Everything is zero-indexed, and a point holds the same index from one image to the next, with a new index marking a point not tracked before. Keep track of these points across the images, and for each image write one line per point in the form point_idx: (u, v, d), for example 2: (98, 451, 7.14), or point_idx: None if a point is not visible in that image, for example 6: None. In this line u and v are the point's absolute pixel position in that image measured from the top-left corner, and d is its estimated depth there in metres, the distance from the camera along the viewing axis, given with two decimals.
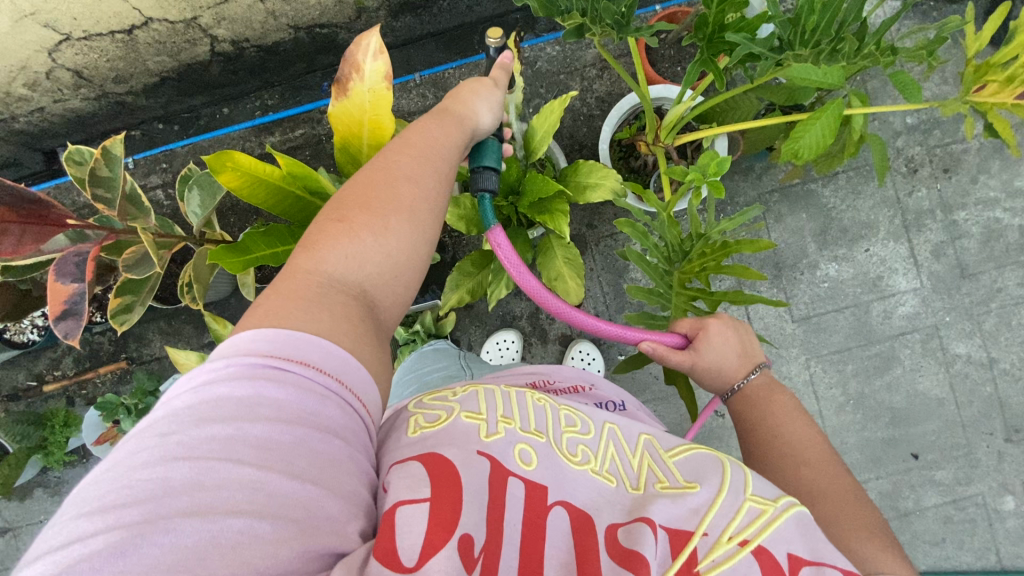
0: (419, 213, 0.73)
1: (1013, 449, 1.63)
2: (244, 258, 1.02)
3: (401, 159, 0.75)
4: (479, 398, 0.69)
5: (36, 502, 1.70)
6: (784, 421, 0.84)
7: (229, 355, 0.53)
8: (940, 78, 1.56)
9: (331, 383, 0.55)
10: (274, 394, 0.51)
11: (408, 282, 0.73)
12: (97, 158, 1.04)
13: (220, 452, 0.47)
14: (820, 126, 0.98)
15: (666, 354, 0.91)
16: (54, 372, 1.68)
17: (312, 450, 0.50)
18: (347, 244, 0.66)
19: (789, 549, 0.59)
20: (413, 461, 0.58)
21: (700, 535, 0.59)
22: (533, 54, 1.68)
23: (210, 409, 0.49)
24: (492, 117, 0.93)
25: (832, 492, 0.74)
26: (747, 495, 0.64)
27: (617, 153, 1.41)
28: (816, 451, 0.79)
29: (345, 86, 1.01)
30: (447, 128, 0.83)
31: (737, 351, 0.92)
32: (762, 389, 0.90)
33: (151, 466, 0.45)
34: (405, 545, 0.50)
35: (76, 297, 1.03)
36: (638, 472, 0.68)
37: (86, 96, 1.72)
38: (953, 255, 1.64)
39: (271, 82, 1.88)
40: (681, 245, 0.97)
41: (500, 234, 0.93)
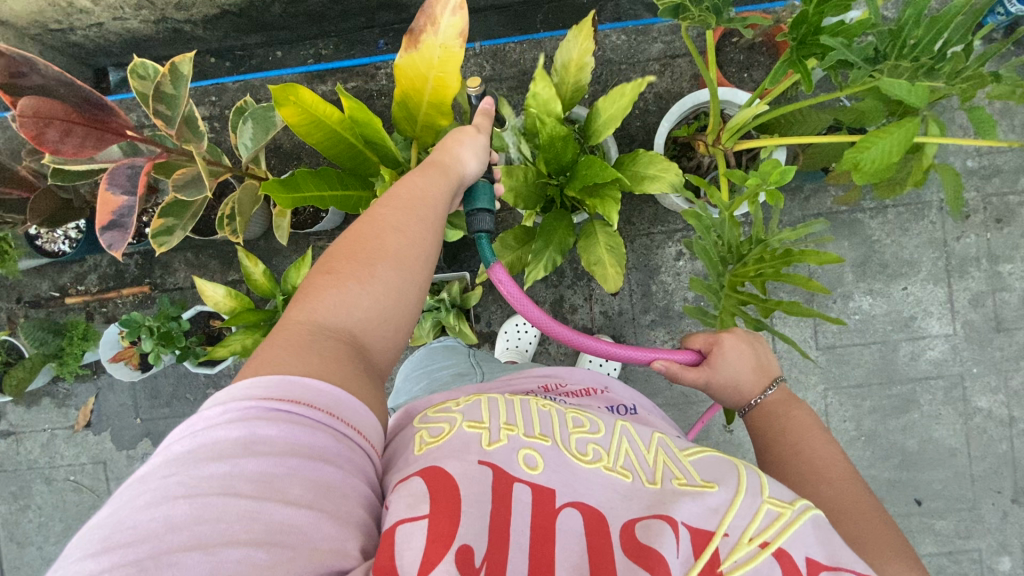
0: (408, 259, 0.74)
1: (1018, 510, 1.60)
2: (293, 195, 1.02)
3: (388, 210, 0.77)
4: (482, 407, 0.68)
5: (43, 411, 1.72)
6: (804, 438, 0.81)
7: (221, 401, 0.54)
8: (1011, 124, 1.51)
9: (321, 417, 0.56)
10: (269, 432, 0.52)
11: (400, 325, 0.73)
12: (164, 73, 1.02)
13: (218, 488, 0.48)
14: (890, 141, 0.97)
15: (680, 373, 0.92)
16: (77, 287, 1.69)
17: (306, 479, 0.51)
18: (336, 291, 0.69)
19: (807, 552, 0.57)
20: (414, 477, 0.58)
21: (720, 536, 0.57)
22: (599, 40, 1.64)
23: (206, 450, 0.50)
24: (478, 164, 0.95)
25: (854, 509, 0.71)
26: (764, 497, 0.61)
27: (671, 151, 1.38)
28: (838, 469, 0.76)
29: (418, 37, 0.99)
30: (430, 178, 0.85)
31: (752, 365, 0.91)
32: (781, 404, 0.88)
33: (153, 506, 0.46)
34: (404, 562, 0.49)
35: (125, 210, 1.02)
36: (654, 467, 0.67)
37: (145, 18, 1.71)
38: (991, 306, 1.61)
39: (327, 32, 1.88)
40: (738, 248, 0.96)
41: (501, 270, 0.92)
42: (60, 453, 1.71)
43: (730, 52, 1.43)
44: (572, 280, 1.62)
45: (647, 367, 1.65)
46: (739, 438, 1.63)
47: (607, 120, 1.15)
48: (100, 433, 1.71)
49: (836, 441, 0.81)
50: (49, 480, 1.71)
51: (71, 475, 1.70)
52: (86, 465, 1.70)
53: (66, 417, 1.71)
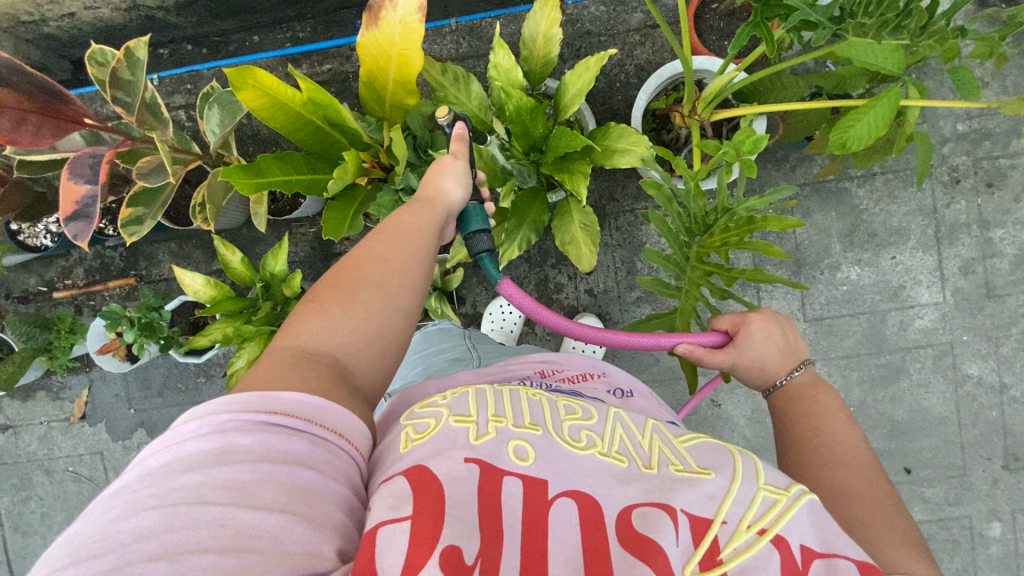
0: (391, 286, 0.73)
1: (1009, 477, 1.60)
2: (256, 180, 1.00)
3: (374, 243, 0.77)
4: (469, 400, 0.66)
5: (38, 404, 1.74)
6: (827, 421, 0.80)
7: (198, 414, 0.52)
8: (1002, 85, 1.46)
9: (297, 424, 0.55)
10: (244, 441, 0.51)
11: (385, 352, 0.71)
12: (119, 59, 1.01)
13: (189, 498, 0.46)
14: (875, 115, 0.94)
15: (705, 356, 0.90)
16: (65, 281, 1.70)
17: (280, 484, 0.50)
18: (317, 318, 0.67)
19: (802, 539, 0.57)
20: (398, 477, 0.56)
21: (718, 523, 0.57)
22: (577, 12, 1.60)
23: (177, 464, 0.49)
24: (462, 189, 0.94)
25: (868, 494, 0.69)
26: (759, 484, 0.61)
27: (650, 123, 1.36)
28: (858, 455, 0.74)
29: (377, 13, 0.97)
30: (421, 212, 0.85)
31: (780, 347, 0.90)
32: (806, 387, 0.87)
33: (123, 519, 0.45)
34: (385, 565, 0.48)
35: (88, 199, 1.01)
36: (649, 452, 0.65)
37: (117, 6, 1.67)
38: (982, 273, 1.58)
39: (304, 14, 1.84)
40: (704, 219, 0.95)
41: (511, 286, 0.90)
42: (58, 445, 1.74)
43: (710, 19, 1.39)
44: (557, 259, 1.61)
45: None
46: (727, 412, 1.63)
47: (573, 96, 1.13)
48: (95, 424, 1.73)
49: (860, 429, 0.78)
50: (49, 471, 1.74)
51: (70, 466, 1.73)
52: (84, 456, 1.73)
53: (61, 410, 1.74)
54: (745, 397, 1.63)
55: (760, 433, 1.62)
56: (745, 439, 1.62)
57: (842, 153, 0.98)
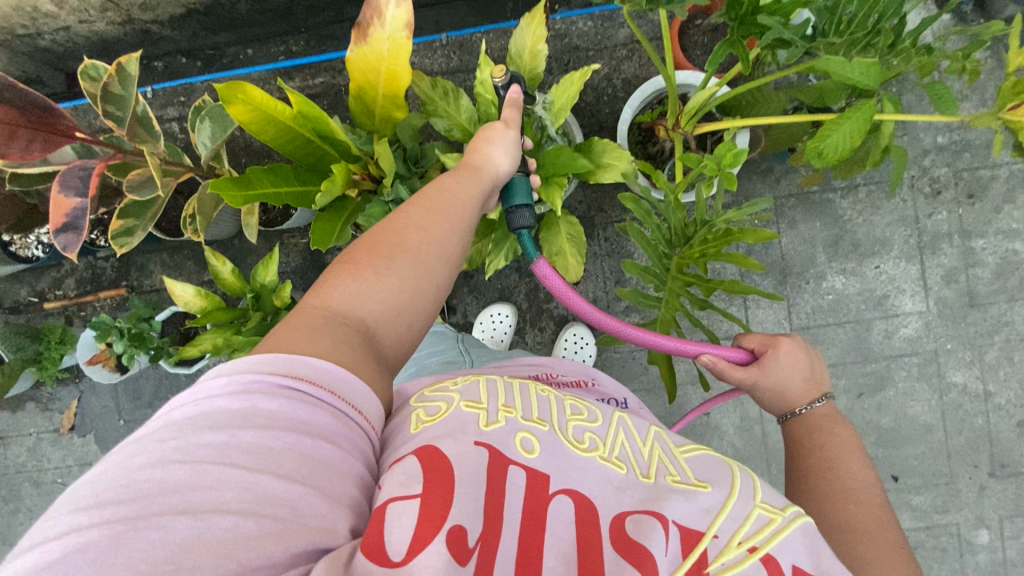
0: (427, 256, 0.73)
1: (995, 484, 1.61)
2: (245, 192, 1.01)
3: (413, 209, 0.77)
4: (480, 387, 0.68)
5: (27, 415, 1.74)
6: (843, 455, 0.80)
7: (228, 372, 0.53)
8: (979, 98, 1.50)
9: (324, 394, 0.56)
10: (270, 406, 0.52)
11: (413, 322, 0.72)
12: (111, 74, 1.03)
13: (213, 457, 0.47)
14: (847, 128, 0.97)
15: (727, 370, 0.93)
16: (56, 291, 1.70)
17: (302, 454, 0.51)
18: (352, 281, 0.68)
19: (794, 561, 0.57)
20: (410, 456, 0.57)
21: (710, 537, 0.58)
22: (565, 27, 1.63)
23: (205, 420, 0.50)
24: (510, 160, 0.96)
25: (876, 533, 0.70)
26: (756, 501, 0.62)
27: (635, 137, 1.39)
28: (870, 494, 0.74)
29: (366, 30, 0.99)
30: (461, 181, 0.85)
31: (804, 376, 0.91)
32: (825, 419, 0.88)
33: (150, 468, 0.46)
34: (393, 539, 0.50)
35: (77, 212, 1.02)
36: (648, 461, 0.66)
37: (111, 20, 1.69)
38: (964, 282, 1.61)
39: (297, 28, 1.86)
40: (684, 230, 0.97)
41: (546, 265, 0.95)
42: (46, 456, 1.73)
43: (694, 35, 1.42)
44: None
45: (623, 353, 1.65)
46: (716, 420, 1.64)
47: (558, 111, 1.15)
48: (84, 435, 1.72)
49: (874, 468, 0.78)
50: (37, 483, 1.73)
51: (58, 477, 1.72)
52: (73, 468, 1.72)
53: (50, 421, 1.73)
54: (734, 405, 1.64)
55: (749, 441, 1.63)
56: (735, 448, 1.63)
57: (818, 164, 0.99)
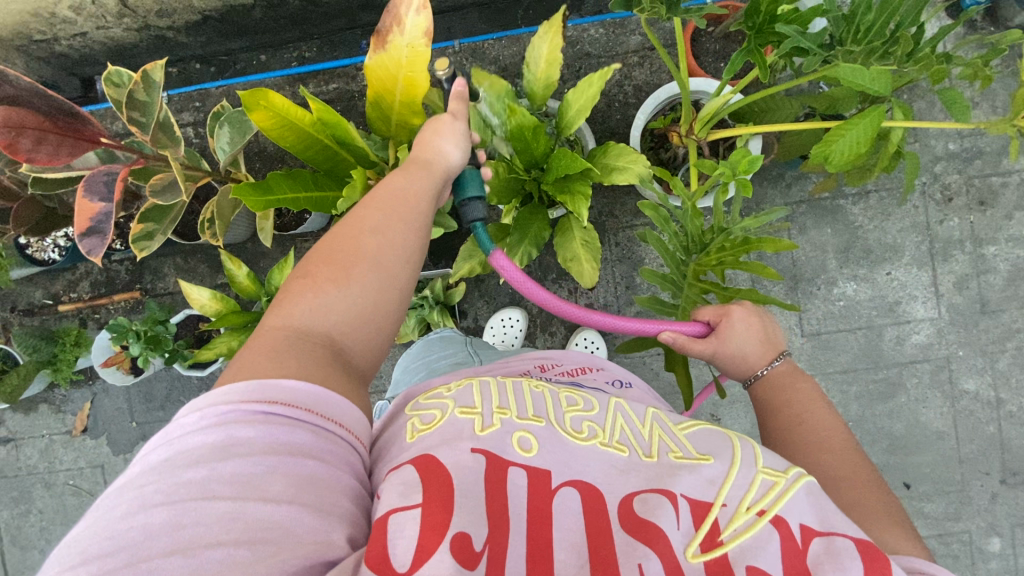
0: (385, 260, 0.73)
1: (1007, 492, 1.60)
2: (266, 198, 1.03)
3: (366, 213, 0.77)
4: (473, 392, 0.68)
5: (40, 417, 1.75)
6: (808, 407, 0.81)
7: (197, 408, 0.54)
8: (992, 105, 1.50)
9: (298, 413, 0.56)
10: (246, 434, 0.53)
11: (380, 327, 0.72)
12: (136, 81, 1.04)
13: (196, 492, 0.48)
14: (857, 132, 0.97)
15: (687, 344, 0.91)
16: (70, 294, 1.72)
17: (285, 474, 0.52)
18: (311, 297, 0.68)
19: (802, 519, 0.58)
20: (406, 465, 0.58)
21: (718, 506, 0.58)
22: (577, 34, 1.64)
23: (182, 458, 0.51)
24: (461, 152, 0.94)
25: (853, 477, 0.72)
26: (758, 467, 0.62)
27: (648, 142, 1.39)
28: (839, 437, 0.76)
29: (385, 38, 1.01)
30: (416, 178, 0.85)
31: (760, 337, 0.90)
32: (787, 377, 0.87)
33: (133, 515, 0.47)
34: (398, 551, 0.50)
35: (102, 216, 1.04)
36: (650, 442, 0.67)
37: (129, 26, 1.72)
38: (975, 289, 1.61)
39: (311, 34, 1.88)
40: (700, 238, 0.97)
41: (502, 256, 0.95)
42: (59, 458, 1.74)
43: (706, 42, 1.43)
44: (558, 274, 1.63)
45: (633, 358, 1.65)
46: (727, 426, 1.64)
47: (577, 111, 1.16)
48: (96, 437, 1.73)
49: (837, 410, 0.81)
50: (50, 485, 1.74)
51: (70, 479, 1.73)
52: (85, 470, 1.73)
53: (63, 423, 1.74)
54: (745, 411, 1.64)
55: None
56: None
57: (826, 168, 1.02)
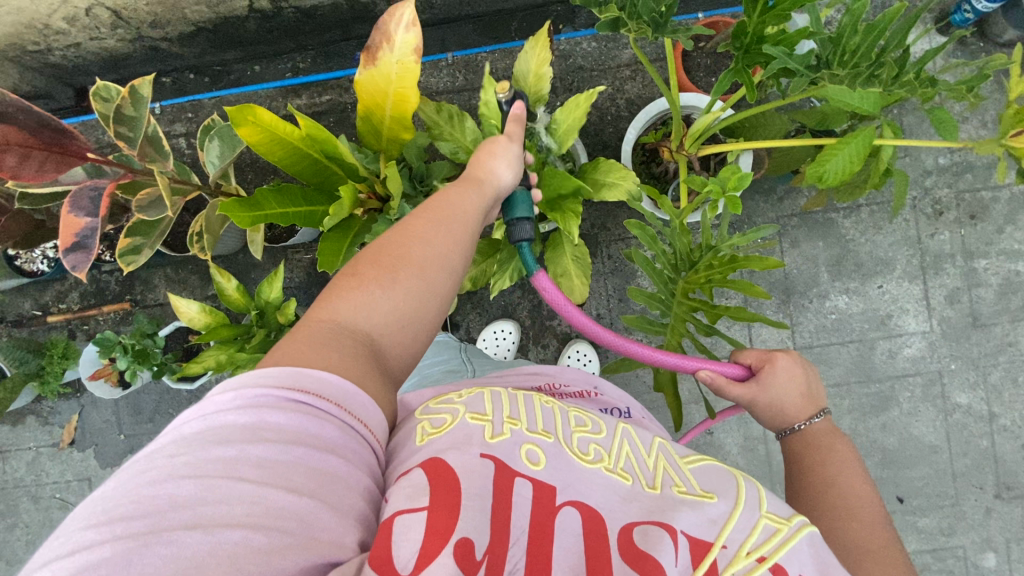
0: (431, 268, 0.73)
1: (1001, 506, 1.60)
2: (255, 213, 1.02)
3: (418, 220, 0.77)
4: (484, 400, 0.67)
5: (27, 429, 1.73)
6: (844, 472, 0.79)
7: (235, 387, 0.53)
8: (980, 120, 1.51)
9: (332, 407, 0.55)
10: (279, 420, 0.51)
11: (416, 334, 0.71)
12: (124, 96, 1.04)
13: (223, 471, 0.47)
14: (847, 153, 0.98)
15: (725, 386, 0.92)
16: (59, 305, 1.71)
17: (310, 468, 0.50)
18: (358, 294, 0.67)
19: (801, 570, 0.58)
20: (416, 469, 0.56)
21: (718, 547, 0.57)
22: (569, 48, 1.65)
23: (215, 435, 0.49)
24: (512, 173, 0.96)
25: (879, 552, 0.70)
26: (762, 511, 0.62)
27: (640, 157, 1.40)
28: (872, 511, 0.74)
29: (374, 54, 1.01)
30: (467, 191, 0.85)
31: (802, 391, 0.90)
32: (825, 436, 0.86)
33: (159, 483, 0.45)
34: (401, 555, 0.48)
35: (87, 232, 1.03)
36: (654, 472, 0.66)
37: (122, 37, 1.72)
38: (967, 303, 1.61)
39: (304, 46, 1.89)
40: (689, 255, 0.98)
41: (546, 277, 0.96)
42: (45, 471, 1.72)
43: (697, 57, 1.44)
44: None
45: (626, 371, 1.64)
46: (720, 439, 1.63)
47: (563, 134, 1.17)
48: (84, 450, 1.71)
49: (874, 483, 0.78)
50: (35, 498, 1.72)
51: (57, 492, 1.71)
52: (71, 483, 1.71)
53: (50, 435, 1.72)
54: (738, 425, 1.63)
55: (753, 460, 1.62)
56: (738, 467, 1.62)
57: (820, 187, 1.00)
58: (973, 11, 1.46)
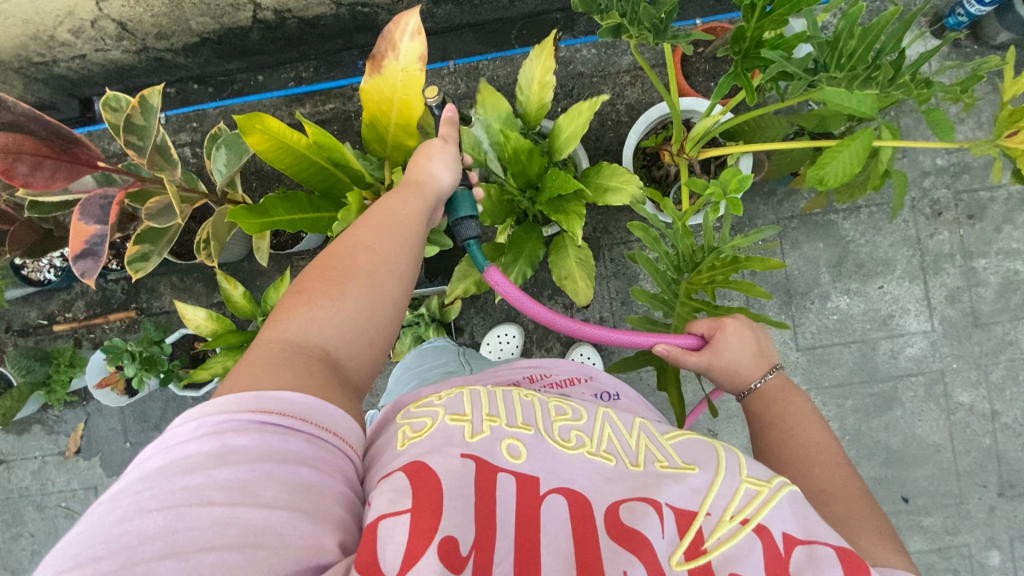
0: (380, 277, 0.74)
1: (1005, 504, 1.60)
2: (262, 220, 1.03)
3: (361, 231, 0.78)
4: (463, 400, 0.67)
5: (34, 438, 1.74)
6: (801, 424, 0.81)
7: (194, 416, 0.53)
8: (977, 121, 1.53)
9: (293, 423, 0.56)
10: (241, 442, 0.52)
11: (374, 341, 0.72)
12: (134, 106, 1.06)
13: (191, 499, 0.47)
14: (849, 154, 0.99)
15: (682, 356, 0.90)
16: (65, 314, 1.72)
17: (280, 482, 0.51)
18: (307, 310, 0.68)
19: (783, 528, 0.58)
20: (397, 472, 0.57)
21: (703, 515, 0.59)
22: (569, 55, 1.67)
23: (178, 464, 0.50)
24: (450, 172, 0.95)
25: (842, 491, 0.72)
26: (742, 477, 0.63)
27: (641, 161, 1.42)
28: (832, 455, 0.76)
29: (380, 63, 1.02)
30: (412, 196, 0.86)
31: (753, 351, 0.91)
32: (780, 390, 0.88)
33: (126, 520, 0.46)
34: (387, 555, 0.49)
35: (97, 239, 1.05)
36: (636, 450, 0.68)
37: (128, 48, 1.74)
38: (967, 302, 1.62)
39: (307, 55, 1.91)
40: (692, 256, 0.99)
41: (497, 272, 0.93)
42: (51, 480, 1.72)
43: (696, 62, 1.46)
44: (553, 290, 1.64)
45: (629, 373, 1.65)
46: (724, 441, 1.64)
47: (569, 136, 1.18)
48: (90, 458, 1.72)
49: (830, 427, 0.81)
50: (41, 507, 1.72)
51: (63, 501, 1.71)
52: (77, 492, 1.71)
53: (56, 444, 1.73)
54: (742, 426, 1.64)
55: None
56: None
57: (821, 190, 1.02)
58: (967, 15, 1.48)
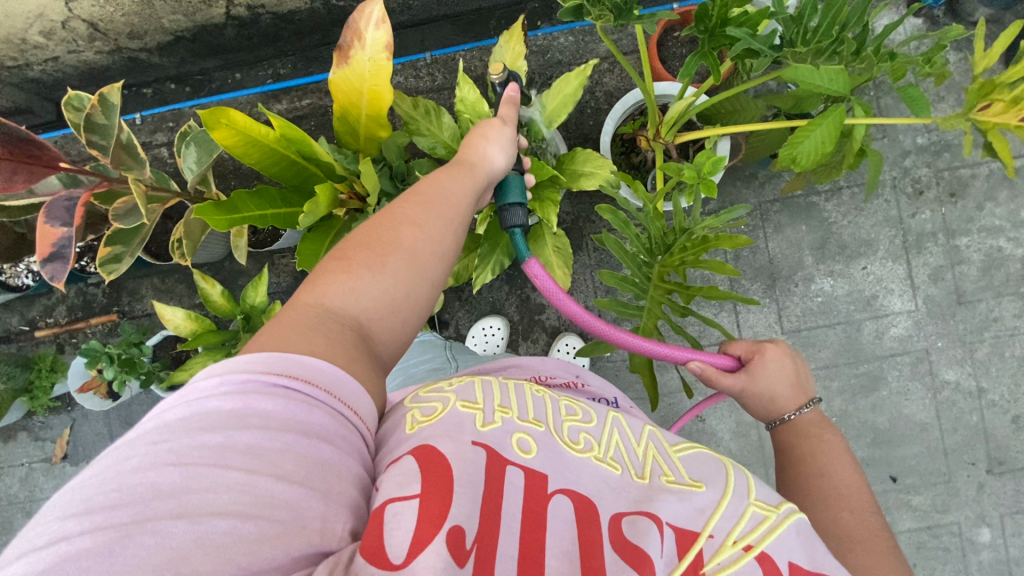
0: (420, 253, 0.73)
1: (993, 481, 1.61)
2: (231, 216, 1.02)
3: (408, 203, 0.77)
4: (475, 388, 0.66)
5: (19, 445, 1.72)
6: (833, 462, 0.80)
7: (217, 372, 0.53)
8: (954, 98, 1.53)
9: (319, 394, 0.55)
10: (265, 406, 0.51)
11: (406, 320, 0.72)
12: (94, 104, 1.05)
13: (209, 458, 0.47)
14: (821, 132, 0.98)
15: (716, 377, 0.92)
16: (47, 319, 1.70)
17: (300, 455, 0.50)
18: (346, 278, 0.68)
19: (790, 557, 0.59)
20: (407, 456, 0.55)
21: (705, 537, 0.58)
22: (546, 43, 1.66)
23: (200, 421, 0.49)
24: (505, 156, 0.95)
25: (870, 541, 0.71)
26: (750, 499, 0.63)
27: (618, 148, 1.41)
28: (862, 499, 0.75)
29: (347, 53, 1.01)
30: (456, 175, 0.85)
31: (791, 381, 0.91)
32: (813, 425, 0.87)
33: (142, 471, 0.45)
34: (393, 542, 0.48)
35: (65, 241, 1.04)
36: (643, 462, 0.67)
37: (100, 49, 1.71)
38: (951, 280, 1.62)
39: (284, 51, 1.88)
40: (663, 239, 0.99)
41: (537, 264, 0.95)
42: (39, 486, 1.71)
43: (673, 47, 1.45)
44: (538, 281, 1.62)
45: (616, 362, 1.65)
46: (712, 426, 1.64)
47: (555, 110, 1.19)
48: (77, 463, 1.71)
49: (862, 470, 0.79)
50: (30, 513, 1.71)
51: None
52: None
53: (42, 450, 1.72)
54: (729, 411, 1.64)
55: (746, 446, 1.62)
56: (732, 453, 1.63)
57: (795, 169, 1.02)
58: None
